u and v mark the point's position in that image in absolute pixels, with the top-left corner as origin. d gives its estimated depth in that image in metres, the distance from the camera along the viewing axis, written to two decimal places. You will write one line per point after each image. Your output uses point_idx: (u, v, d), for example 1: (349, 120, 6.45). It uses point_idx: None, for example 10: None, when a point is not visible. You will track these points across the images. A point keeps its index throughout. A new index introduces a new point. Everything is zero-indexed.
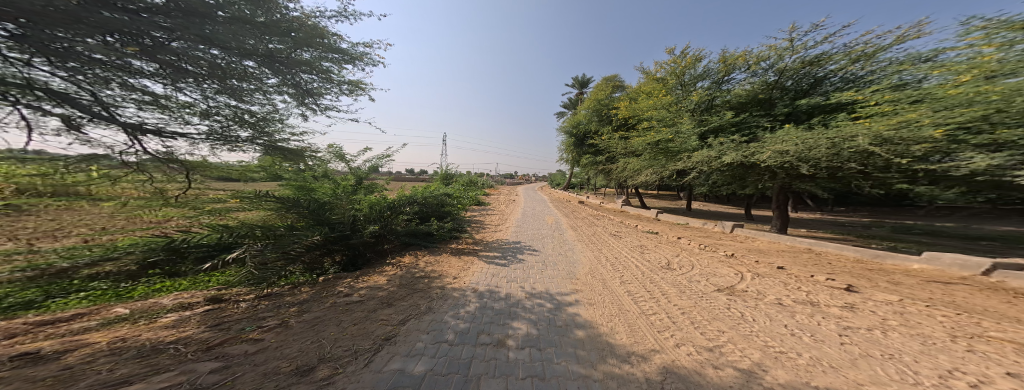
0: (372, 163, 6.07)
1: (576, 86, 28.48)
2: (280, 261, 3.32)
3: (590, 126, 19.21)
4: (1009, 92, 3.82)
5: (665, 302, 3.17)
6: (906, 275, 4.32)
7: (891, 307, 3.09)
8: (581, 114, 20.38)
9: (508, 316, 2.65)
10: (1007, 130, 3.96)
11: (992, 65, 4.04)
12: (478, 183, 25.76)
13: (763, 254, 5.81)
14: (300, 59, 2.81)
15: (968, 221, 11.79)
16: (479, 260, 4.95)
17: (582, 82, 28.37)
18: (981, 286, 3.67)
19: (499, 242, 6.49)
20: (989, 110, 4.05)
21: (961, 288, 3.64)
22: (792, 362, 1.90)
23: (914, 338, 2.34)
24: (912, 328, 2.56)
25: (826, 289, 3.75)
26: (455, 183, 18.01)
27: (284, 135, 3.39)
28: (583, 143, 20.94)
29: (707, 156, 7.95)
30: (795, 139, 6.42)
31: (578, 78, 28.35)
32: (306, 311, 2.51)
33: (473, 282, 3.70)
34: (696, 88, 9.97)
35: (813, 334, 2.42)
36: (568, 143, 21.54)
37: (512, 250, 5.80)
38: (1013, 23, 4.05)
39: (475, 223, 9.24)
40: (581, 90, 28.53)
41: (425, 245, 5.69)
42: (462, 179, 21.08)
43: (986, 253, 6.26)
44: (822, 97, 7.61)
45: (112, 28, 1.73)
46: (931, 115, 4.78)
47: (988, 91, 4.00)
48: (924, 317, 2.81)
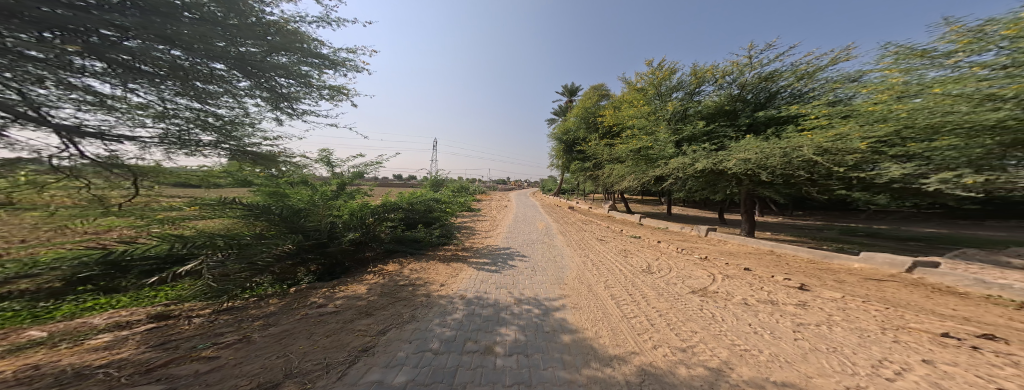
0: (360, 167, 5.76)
1: (566, 94, 29.15)
2: (244, 272, 3.04)
3: (578, 133, 19.71)
4: (912, 110, 4.46)
5: (646, 305, 3.29)
6: (850, 274, 4.81)
7: (836, 303, 3.42)
8: (568, 122, 20.86)
9: (496, 323, 2.61)
10: (916, 144, 4.69)
11: (901, 87, 4.72)
12: (468, 188, 25.34)
13: (733, 256, 6.22)
14: (276, 63, 2.66)
15: (900, 223, 13.39)
16: (468, 267, 4.85)
17: (574, 89, 28.93)
18: (908, 282, 4.17)
19: (488, 248, 6.43)
20: (900, 126, 4.71)
21: (893, 284, 4.12)
22: (755, 359, 2.03)
23: (854, 331, 2.60)
24: (852, 322, 2.84)
25: (784, 288, 4.07)
26: (445, 189, 17.62)
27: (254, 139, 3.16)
28: (572, 150, 21.41)
29: (682, 164, 8.42)
30: (756, 149, 7.00)
31: (567, 86, 29.00)
32: (272, 324, 2.33)
33: (460, 289, 3.62)
34: (671, 99, 10.58)
35: (772, 331, 2.61)
36: (558, 149, 21.92)
37: (502, 256, 5.78)
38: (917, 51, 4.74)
39: (465, 229, 9.06)
40: (571, 97, 29.29)
41: (410, 252, 5.55)
42: (453, 185, 20.67)
43: (914, 253, 7.13)
44: (776, 110, 8.45)
45: (53, 24, 1.53)
46: (858, 129, 5.46)
47: (898, 109, 4.68)
48: (861, 312, 3.14)
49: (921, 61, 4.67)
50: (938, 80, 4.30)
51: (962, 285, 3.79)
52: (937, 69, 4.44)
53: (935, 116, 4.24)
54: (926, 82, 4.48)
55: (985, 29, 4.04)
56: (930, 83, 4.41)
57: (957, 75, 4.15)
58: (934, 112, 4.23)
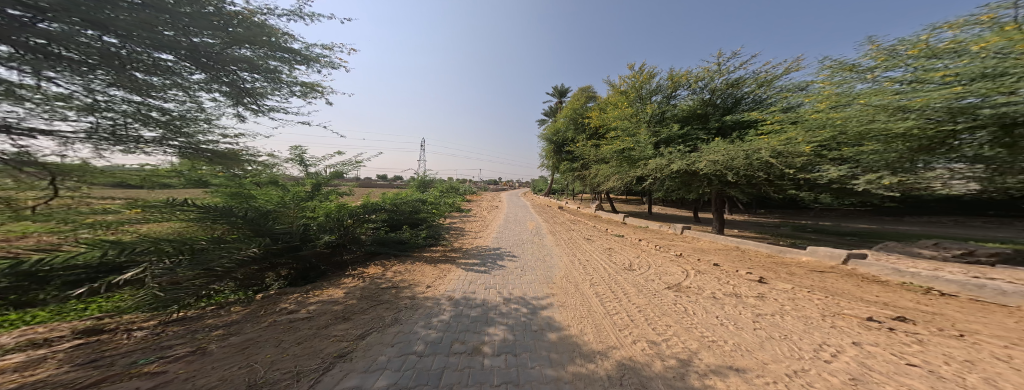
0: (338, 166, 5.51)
1: (556, 95, 29.53)
2: (200, 279, 2.62)
3: (567, 134, 20.10)
4: (845, 118, 5.41)
5: (626, 302, 3.38)
6: (799, 266, 5.25)
7: (787, 294, 3.70)
8: (559, 122, 21.20)
9: (484, 323, 2.55)
10: (849, 148, 5.71)
11: (835, 97, 5.71)
12: (459, 189, 25.00)
13: (703, 253, 6.58)
14: (237, 56, 2.45)
15: (848, 220, 14.87)
16: (456, 268, 4.75)
17: (564, 90, 29.62)
18: (842, 272, 4.65)
19: (478, 249, 6.34)
20: (837, 131, 5.68)
21: (832, 275, 4.56)
22: (720, 349, 2.14)
23: (801, 319, 2.83)
24: (799, 310, 3.10)
25: (746, 281, 4.35)
26: (434, 189, 17.19)
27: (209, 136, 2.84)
28: (562, 151, 21.73)
29: (659, 166, 8.79)
30: (722, 152, 7.51)
31: (556, 87, 29.46)
32: (234, 334, 2.12)
33: (448, 290, 3.53)
34: (651, 101, 11.06)
35: (734, 322, 2.78)
36: (547, 149, 22.20)
37: (492, 256, 5.72)
38: (846, 66, 5.90)
39: (453, 230, 8.89)
40: (561, 99, 29.79)
41: (394, 253, 5.40)
42: (442, 186, 20.30)
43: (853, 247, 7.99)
44: (740, 114, 9.16)
45: None
46: (804, 135, 6.41)
47: (835, 117, 5.61)
48: (807, 301, 3.42)
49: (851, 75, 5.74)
50: (861, 93, 5.25)
51: (894, 272, 4.25)
52: (863, 82, 5.45)
53: (862, 124, 5.16)
54: (851, 94, 5.48)
55: (896, 49, 5.08)
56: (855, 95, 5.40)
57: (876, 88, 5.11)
58: (860, 120, 5.16)
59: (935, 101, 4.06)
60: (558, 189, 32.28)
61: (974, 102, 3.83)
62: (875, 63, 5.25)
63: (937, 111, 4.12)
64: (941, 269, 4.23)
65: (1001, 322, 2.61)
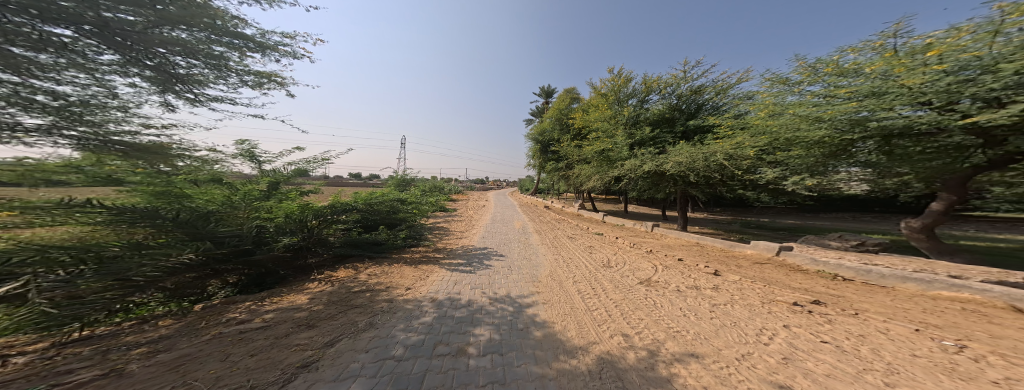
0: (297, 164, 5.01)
1: (543, 96, 29.93)
2: (114, 291, 2.14)
3: (553, 134, 20.43)
4: (778, 127, 6.45)
5: (603, 298, 3.49)
6: (744, 259, 5.87)
7: (736, 285, 4.15)
8: (545, 122, 21.48)
9: (469, 324, 2.49)
10: (782, 153, 6.75)
11: (773, 107, 6.74)
12: (444, 189, 24.39)
13: (669, 249, 7.05)
14: (169, 38, 2.13)
15: (790, 217, 16.82)
16: (439, 268, 4.64)
17: (550, 91, 29.89)
18: (776, 264, 5.34)
19: (462, 249, 6.22)
20: (772, 138, 6.73)
21: (768, 266, 5.21)
22: (684, 340, 2.34)
23: (747, 308, 3.21)
24: (743, 299, 3.53)
25: (702, 274, 4.75)
26: (415, 188, 16.56)
27: (125, 127, 2.24)
28: (547, 150, 22.02)
29: (634, 166, 9.20)
30: (685, 154, 8.12)
31: (543, 88, 29.76)
32: (162, 351, 1.84)
33: (431, 292, 3.43)
34: (627, 105, 11.59)
35: (693, 312, 3.06)
36: (533, 149, 22.44)
37: (479, 256, 5.65)
38: (779, 79, 6.94)
39: (436, 230, 8.64)
40: (547, 99, 30.14)
41: (369, 255, 5.15)
42: (425, 184, 19.66)
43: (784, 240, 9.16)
44: (702, 120, 9.99)
45: None
46: (749, 140, 7.36)
47: (770, 125, 6.64)
48: (749, 290, 3.88)
49: (784, 87, 6.85)
50: (792, 103, 6.29)
51: (821, 262, 4.88)
52: (792, 94, 6.52)
53: (791, 131, 6.21)
54: (785, 104, 6.51)
55: (817, 66, 6.22)
56: (786, 105, 6.43)
57: (802, 100, 6.19)
58: (790, 128, 6.23)
59: (842, 113, 5.20)
60: (542, 188, 32.77)
61: (866, 115, 5.05)
62: (802, 76, 6.44)
63: (842, 122, 5.29)
64: (847, 258, 5.00)
65: (899, 310, 3.08)
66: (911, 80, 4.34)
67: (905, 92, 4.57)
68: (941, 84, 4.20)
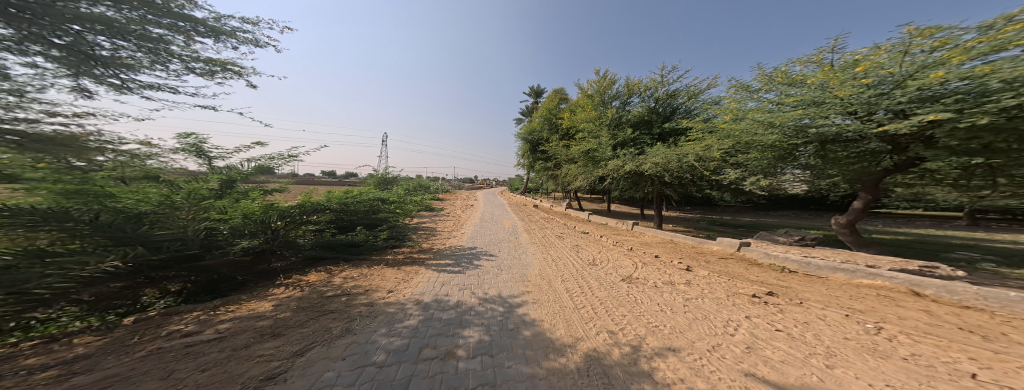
0: (255, 161, 4.42)
1: (533, 96, 30.03)
2: (6, 307, 1.71)
3: (541, 134, 20.59)
4: (739, 131, 6.93)
5: (589, 295, 3.59)
6: (711, 254, 6.29)
7: (705, 279, 4.42)
8: (535, 122, 21.60)
9: (458, 326, 2.44)
10: (744, 156, 7.24)
11: (736, 111, 7.25)
12: (429, 187, 23.81)
13: (647, 246, 7.37)
14: (93, 15, 1.86)
15: (752, 214, 18.27)
16: (425, 270, 4.55)
17: (539, 91, 29.95)
18: (737, 259, 5.80)
19: (448, 250, 6.11)
20: (733, 143, 7.20)
21: (732, 261, 5.62)
22: (665, 336, 2.43)
23: (716, 301, 3.42)
24: (711, 292, 3.77)
25: (675, 269, 5.02)
26: (399, 186, 16.04)
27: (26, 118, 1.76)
28: (537, 150, 22.09)
29: (617, 166, 9.51)
30: (662, 155, 8.52)
31: (532, 87, 29.81)
32: (83, 372, 1.54)
33: (416, 294, 3.38)
34: (610, 106, 11.96)
35: (669, 306, 3.21)
36: (523, 149, 22.50)
37: (467, 257, 5.58)
38: (743, 86, 7.48)
39: (423, 230, 8.40)
40: (537, 99, 30.23)
41: (345, 257, 4.92)
42: (409, 183, 19.10)
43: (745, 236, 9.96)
44: (676, 123, 10.57)
45: None
46: (717, 143, 7.73)
47: (732, 129, 7.13)
48: (716, 284, 4.16)
49: (746, 93, 7.38)
50: (753, 108, 6.81)
51: (774, 254, 5.39)
52: (752, 100, 7.07)
53: (751, 136, 6.63)
54: (746, 109, 7.04)
55: (773, 75, 6.80)
56: (748, 110, 6.94)
57: (761, 105, 6.71)
58: (750, 134, 6.64)
59: (791, 120, 5.73)
60: (530, 187, 32.90)
61: (809, 122, 5.62)
62: (761, 84, 6.98)
63: (789, 128, 5.86)
64: (793, 250, 5.56)
65: (834, 298, 3.55)
66: (844, 91, 4.92)
67: (839, 103, 5.14)
68: (866, 96, 4.82)
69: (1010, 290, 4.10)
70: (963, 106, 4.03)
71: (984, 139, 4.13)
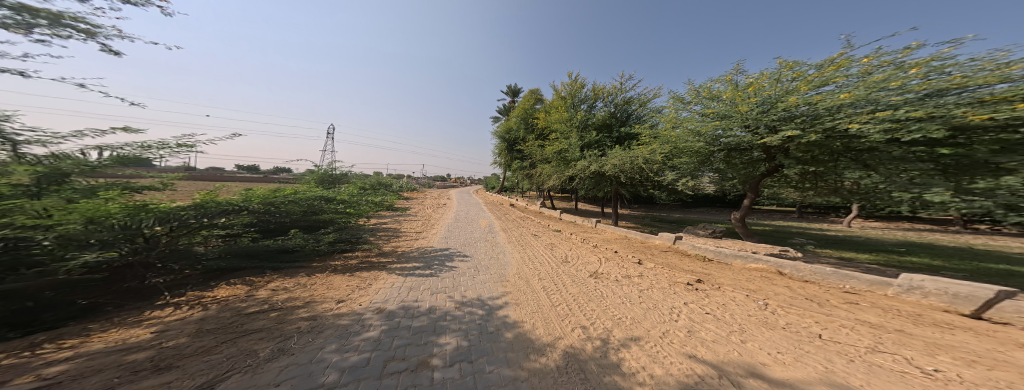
0: (114, 152, 2.92)
1: (509, 94, 29.72)
2: None
3: (518, 133, 20.57)
4: (673, 139, 7.85)
5: (545, 289, 3.74)
6: (656, 247, 6.99)
7: (654, 270, 4.85)
8: (511, 121, 21.46)
9: (432, 333, 2.36)
10: (677, 160, 8.10)
11: (670, 120, 8.19)
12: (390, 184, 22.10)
13: (606, 242, 7.88)
14: None
15: (688, 212, 20.83)
16: (386, 275, 4.23)
17: (515, 90, 29.93)
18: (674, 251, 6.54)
19: (410, 253, 5.76)
20: (667, 148, 8.08)
21: (671, 253, 6.32)
22: (627, 324, 2.61)
23: (666, 290, 3.80)
24: (658, 282, 4.17)
25: (628, 262, 5.43)
26: (356, 183, 14.57)
27: None
28: (513, 149, 21.83)
29: (584, 166, 9.91)
30: (621, 157, 9.14)
31: (509, 87, 29.66)
32: None
33: (376, 301, 3.14)
34: (581, 109, 12.50)
35: (627, 297, 3.46)
36: (499, 147, 22.22)
37: (436, 259, 5.34)
38: (676, 97, 8.44)
39: (384, 232, 7.67)
40: (513, 98, 30.09)
41: (274, 267, 4.05)
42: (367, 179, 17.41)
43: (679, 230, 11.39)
44: (630, 128, 11.53)
45: None
46: (660, 147, 8.32)
47: (669, 135, 8.07)
48: (662, 274, 4.61)
49: (680, 105, 8.17)
50: (683, 118, 7.73)
51: (698, 246, 6.17)
52: (681, 110, 8.09)
53: (683, 142, 7.52)
54: (678, 118, 8.01)
55: (696, 91, 7.80)
56: (679, 119, 7.87)
57: (687, 116, 7.72)
58: (682, 141, 7.57)
59: (711, 130, 6.83)
60: (502, 186, 32.52)
61: (720, 133, 6.81)
62: (691, 97, 7.81)
63: (709, 137, 6.97)
64: (713, 242, 6.46)
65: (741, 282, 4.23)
66: (744, 107, 6.09)
67: (740, 117, 6.32)
68: (756, 113, 6.03)
69: (832, 266, 5.56)
70: (806, 126, 5.46)
71: (813, 152, 5.82)
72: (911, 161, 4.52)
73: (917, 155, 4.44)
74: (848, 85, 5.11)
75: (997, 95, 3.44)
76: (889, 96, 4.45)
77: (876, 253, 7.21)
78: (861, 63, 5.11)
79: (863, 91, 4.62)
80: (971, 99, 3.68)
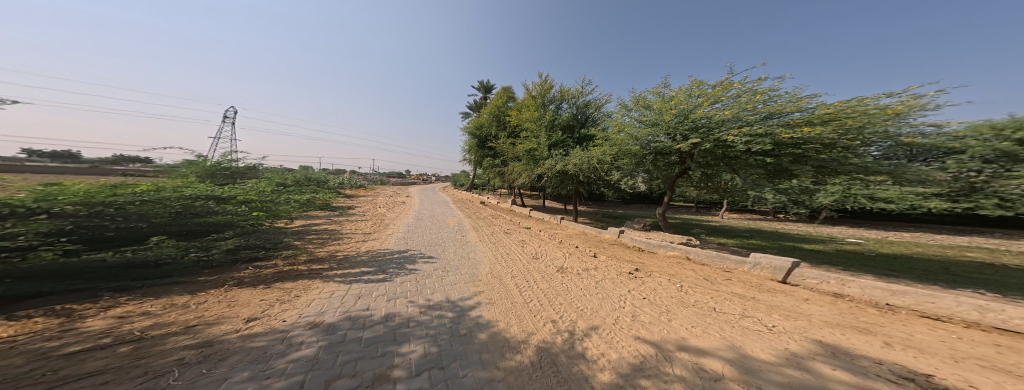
0: None
1: (481, 91, 28.94)
2: None
3: (490, 130, 19.96)
4: (618, 143, 8.40)
5: (504, 287, 3.73)
6: (604, 240, 7.48)
7: (602, 262, 5.14)
8: (482, 117, 20.88)
9: (394, 342, 2.24)
10: (623, 162, 8.68)
11: (617, 127, 8.77)
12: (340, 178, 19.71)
13: (569, 236, 8.21)
14: None
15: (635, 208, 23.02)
16: (325, 283, 3.70)
17: (488, 86, 29.14)
18: (619, 243, 7.08)
19: (359, 257, 5.15)
20: (612, 151, 8.70)
21: (617, 245, 6.84)
22: (591, 313, 2.82)
23: (619, 279, 4.08)
24: (603, 272, 4.44)
25: (584, 256, 5.68)
26: (296, 177, 12.52)
27: None
28: (484, 146, 21.09)
29: (550, 165, 10.24)
30: (581, 157, 9.67)
31: (483, 82, 28.75)
32: None
33: (310, 315, 2.70)
34: (548, 109, 12.86)
35: (585, 288, 3.66)
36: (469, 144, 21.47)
37: (395, 262, 4.91)
38: (621, 105, 9.19)
39: (319, 235, 6.56)
40: (485, 94, 29.26)
41: (126, 285, 2.88)
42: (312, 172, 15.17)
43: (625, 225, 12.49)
44: (588, 129, 12.26)
45: None
46: (607, 151, 8.89)
47: (615, 138, 8.61)
48: (609, 265, 4.92)
49: (623, 111, 8.99)
50: (626, 123, 8.47)
51: (636, 239, 6.75)
52: (623, 116, 8.83)
53: (624, 146, 8.18)
54: (622, 123, 8.63)
55: (633, 102, 8.59)
56: (623, 124, 8.55)
57: (626, 122, 8.49)
58: (624, 144, 8.16)
59: (643, 136, 7.58)
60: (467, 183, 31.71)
61: (650, 140, 7.69)
62: (632, 105, 8.54)
63: (642, 143, 7.77)
64: (652, 236, 7.20)
65: (668, 269, 4.76)
66: (668, 117, 7.02)
67: (665, 126, 7.21)
68: (676, 122, 7.02)
69: (739, 252, 6.71)
70: (704, 135, 6.69)
71: (706, 157, 7.20)
72: (757, 166, 6.76)
73: (760, 162, 6.65)
74: (726, 104, 6.66)
75: (796, 121, 5.87)
76: (747, 115, 6.32)
77: (736, 237, 9.15)
78: (733, 88, 6.76)
79: (737, 110, 6.31)
80: (785, 122, 5.98)
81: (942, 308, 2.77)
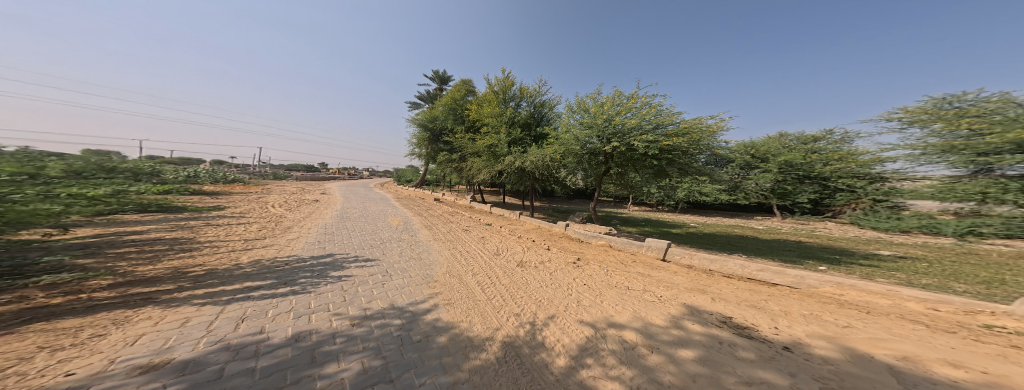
0: None
1: (436, 81, 26.54)
2: None
3: (445, 123, 18.41)
4: (564, 143, 8.91)
5: (462, 286, 3.39)
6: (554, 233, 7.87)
7: (555, 254, 5.32)
8: (435, 110, 19.28)
9: (315, 364, 1.71)
10: (569, 161, 9.20)
11: (565, 126, 9.22)
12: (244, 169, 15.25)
13: (525, 231, 8.28)
14: None
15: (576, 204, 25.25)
16: (206, 307, 2.62)
17: (445, 77, 26.88)
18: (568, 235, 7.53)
19: (262, 270, 3.85)
20: (557, 150, 9.20)
21: (564, 238, 7.25)
22: (552, 303, 2.84)
23: (573, 269, 4.25)
24: (553, 263, 4.55)
25: (540, 249, 5.76)
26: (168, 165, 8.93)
27: None
28: (439, 140, 19.41)
29: (510, 161, 10.42)
30: (537, 154, 10.02)
31: (438, 72, 26.47)
32: None
33: (163, 351, 1.81)
34: (508, 107, 12.64)
35: (542, 280, 3.67)
36: (421, 137, 19.46)
37: (322, 272, 3.89)
38: (569, 107, 9.67)
39: (144, 249, 4.50)
40: (441, 85, 26.94)
41: None
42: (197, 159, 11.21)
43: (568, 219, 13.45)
44: (541, 128, 12.60)
45: None
46: (558, 151, 9.28)
47: (563, 138, 9.05)
48: (565, 256, 5.14)
49: (569, 112, 9.64)
50: (571, 124, 9.07)
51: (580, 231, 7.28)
52: (569, 117, 9.42)
53: (568, 145, 8.80)
54: (570, 124, 9.18)
55: (575, 105, 9.28)
56: (570, 125, 9.14)
57: (570, 123, 9.11)
58: (569, 144, 8.75)
59: (583, 137, 8.31)
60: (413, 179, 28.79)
61: (585, 141, 8.47)
62: (575, 107, 9.19)
63: (578, 144, 8.50)
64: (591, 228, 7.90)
65: (606, 256, 5.30)
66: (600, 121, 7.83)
67: (593, 130, 8.10)
68: (606, 127, 7.89)
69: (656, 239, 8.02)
70: (620, 139, 7.77)
71: (617, 159, 8.42)
72: (644, 165, 8.25)
73: (647, 163, 8.18)
74: (630, 112, 7.89)
75: (670, 132, 7.45)
76: (648, 125, 7.62)
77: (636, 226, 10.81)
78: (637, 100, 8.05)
79: (640, 121, 7.56)
80: (663, 132, 7.51)
81: (728, 268, 4.31)
